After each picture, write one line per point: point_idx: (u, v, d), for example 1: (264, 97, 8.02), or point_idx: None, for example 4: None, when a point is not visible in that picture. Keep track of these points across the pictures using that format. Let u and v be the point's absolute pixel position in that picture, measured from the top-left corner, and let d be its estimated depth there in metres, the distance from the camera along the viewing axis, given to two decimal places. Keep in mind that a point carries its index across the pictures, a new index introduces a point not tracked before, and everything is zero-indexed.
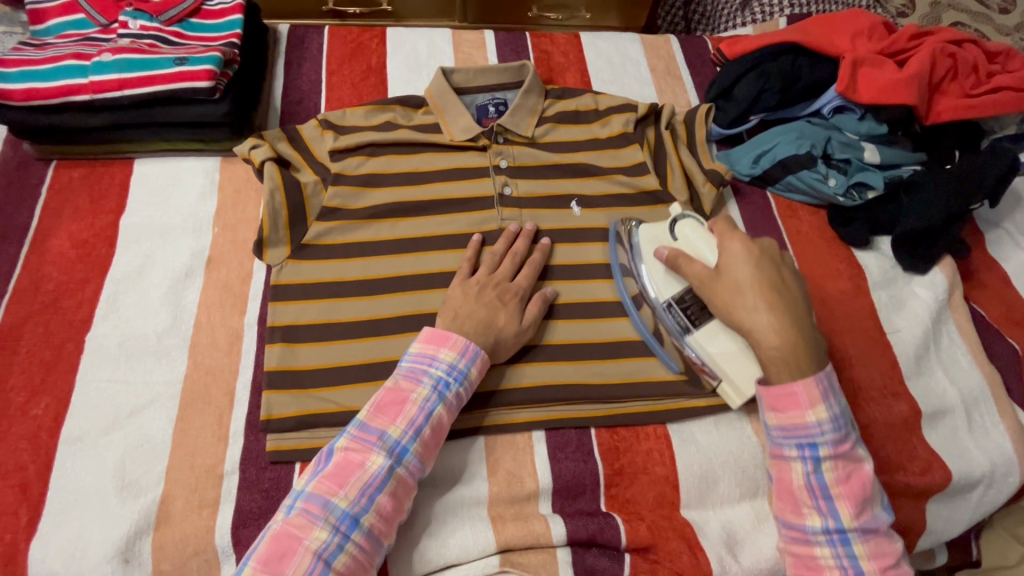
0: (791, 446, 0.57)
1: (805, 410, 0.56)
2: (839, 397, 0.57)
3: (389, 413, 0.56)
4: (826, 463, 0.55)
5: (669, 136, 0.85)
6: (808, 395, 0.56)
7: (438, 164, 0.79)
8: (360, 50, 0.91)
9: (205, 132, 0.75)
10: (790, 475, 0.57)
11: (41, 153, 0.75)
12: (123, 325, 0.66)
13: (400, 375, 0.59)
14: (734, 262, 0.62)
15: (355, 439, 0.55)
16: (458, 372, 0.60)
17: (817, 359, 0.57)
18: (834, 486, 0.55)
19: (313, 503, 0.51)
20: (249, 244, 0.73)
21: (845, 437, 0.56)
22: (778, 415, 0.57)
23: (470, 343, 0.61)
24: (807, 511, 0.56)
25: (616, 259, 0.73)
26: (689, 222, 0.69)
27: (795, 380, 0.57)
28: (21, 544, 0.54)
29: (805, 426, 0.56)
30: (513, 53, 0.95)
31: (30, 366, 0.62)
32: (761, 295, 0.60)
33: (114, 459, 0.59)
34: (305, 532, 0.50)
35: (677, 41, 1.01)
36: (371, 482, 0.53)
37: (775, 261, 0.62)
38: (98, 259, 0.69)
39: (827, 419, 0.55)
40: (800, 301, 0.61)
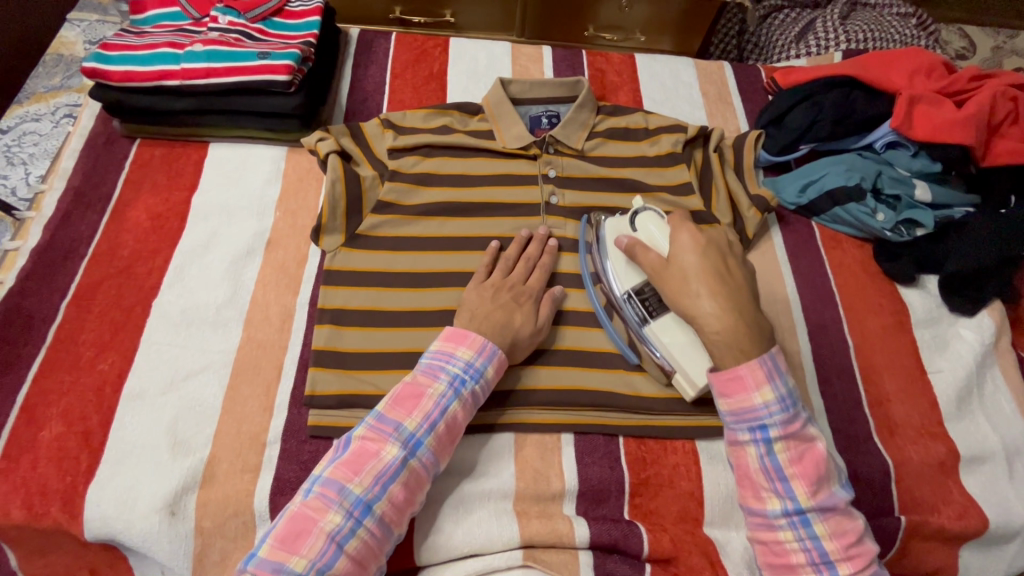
0: (744, 430, 0.56)
1: (752, 393, 0.56)
2: (786, 377, 0.57)
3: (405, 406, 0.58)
4: (777, 444, 0.55)
5: (716, 159, 0.86)
6: (754, 377, 0.56)
7: (489, 169, 0.82)
8: (424, 56, 0.96)
9: (277, 122, 0.80)
10: (746, 459, 0.56)
11: (127, 132, 0.81)
12: (187, 295, 0.70)
13: (419, 370, 0.61)
14: (682, 249, 0.64)
15: (372, 429, 0.56)
16: (475, 369, 0.61)
17: (766, 343, 0.58)
18: (788, 467, 0.55)
19: (329, 487, 0.53)
20: (306, 229, 0.77)
21: (794, 417, 0.56)
22: (728, 402, 0.57)
23: (488, 342, 0.63)
24: (766, 494, 0.55)
25: (584, 267, 0.74)
26: (648, 215, 0.70)
27: (740, 363, 0.57)
28: (80, 487, 0.58)
29: (753, 409, 0.56)
30: (568, 68, 0.98)
31: (101, 324, 0.67)
32: (704, 281, 0.61)
33: (169, 417, 0.62)
34: (320, 514, 0.52)
35: (731, 68, 1.02)
36: (385, 472, 0.54)
37: (721, 250, 0.64)
38: (169, 232, 0.74)
39: (774, 399, 0.55)
40: (744, 288, 0.62)
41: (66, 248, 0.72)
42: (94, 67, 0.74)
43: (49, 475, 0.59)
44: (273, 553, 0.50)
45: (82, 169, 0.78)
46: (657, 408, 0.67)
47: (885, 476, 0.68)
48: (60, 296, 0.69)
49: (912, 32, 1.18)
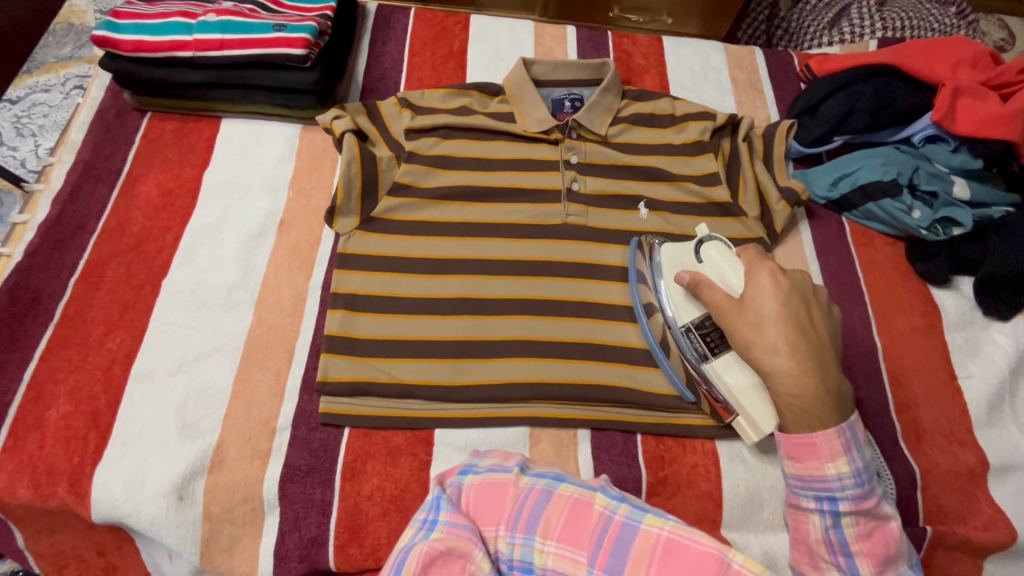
0: (809, 497, 0.54)
1: (825, 463, 0.53)
2: (865, 451, 0.54)
3: (579, 530, 0.47)
4: (845, 519, 0.53)
5: (745, 149, 0.83)
6: (829, 447, 0.53)
7: (510, 153, 0.80)
8: (444, 33, 0.92)
9: (291, 98, 0.77)
10: (807, 526, 0.54)
11: (138, 104, 0.79)
12: (197, 275, 0.69)
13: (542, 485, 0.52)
14: (762, 292, 0.59)
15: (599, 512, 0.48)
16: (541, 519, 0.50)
17: (846, 408, 0.55)
18: (855, 543, 0.52)
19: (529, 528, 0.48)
20: (320, 211, 0.75)
21: (868, 494, 0.53)
22: (797, 465, 0.54)
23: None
24: (825, 565, 0.53)
25: (633, 264, 0.72)
26: (716, 245, 0.65)
27: (817, 429, 0.54)
28: (88, 468, 0.57)
29: (824, 480, 0.53)
30: (593, 50, 0.94)
31: (111, 302, 0.66)
32: (788, 336, 0.56)
33: (178, 400, 0.61)
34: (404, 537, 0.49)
35: (763, 53, 0.98)
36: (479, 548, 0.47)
37: (803, 299, 0.59)
38: (179, 209, 0.72)
39: (849, 471, 0.52)
40: (827, 340, 0.58)
41: (74, 223, 0.70)
42: (105, 36, 0.71)
43: (58, 454, 0.58)
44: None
45: (91, 142, 0.76)
46: (679, 409, 0.65)
47: (911, 483, 0.66)
48: (69, 272, 0.67)
49: (951, 22, 1.13)
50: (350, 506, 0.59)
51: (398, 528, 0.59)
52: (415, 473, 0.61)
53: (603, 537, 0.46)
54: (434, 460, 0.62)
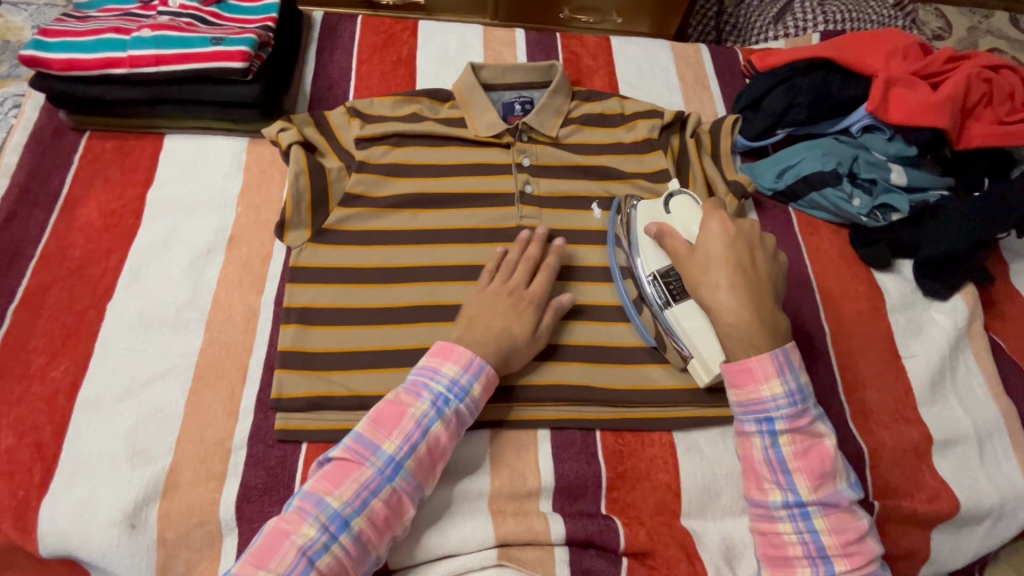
0: (750, 421, 0.57)
1: (761, 385, 0.56)
2: (798, 373, 0.57)
3: (341, 471, 0.53)
4: (783, 437, 0.56)
5: (693, 145, 0.85)
6: (764, 370, 0.56)
7: (461, 158, 0.80)
8: (392, 40, 0.92)
9: (236, 112, 0.76)
10: (751, 450, 0.57)
11: (76, 124, 0.76)
12: (144, 296, 0.67)
13: (350, 441, 0.55)
14: (713, 237, 0.63)
15: (350, 450, 0.54)
16: (396, 462, 0.54)
17: (778, 337, 0.58)
18: (792, 460, 0.56)
19: (308, 500, 0.51)
20: (271, 225, 0.74)
21: (802, 412, 0.56)
22: (738, 392, 0.58)
23: (475, 357, 0.60)
24: (768, 486, 0.56)
25: (614, 261, 0.73)
26: (683, 199, 0.71)
27: (749, 355, 0.57)
28: (33, 502, 0.56)
29: (761, 401, 0.56)
30: (542, 52, 0.95)
31: (52, 330, 0.64)
32: (730, 276, 0.60)
33: (127, 426, 0.60)
34: (295, 527, 0.50)
35: (708, 50, 1.00)
36: (367, 486, 0.53)
37: (749, 244, 0.63)
38: (124, 230, 0.71)
39: (782, 393, 0.56)
40: (769, 279, 0.61)
41: (12, 249, 0.68)
42: (34, 55, 0.69)
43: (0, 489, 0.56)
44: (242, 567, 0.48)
45: (27, 165, 0.74)
46: (636, 405, 0.66)
47: (860, 462, 0.68)
48: (7, 300, 0.65)
49: (889, 13, 1.17)
50: None
51: None
52: None
53: (369, 440, 0.55)
54: None
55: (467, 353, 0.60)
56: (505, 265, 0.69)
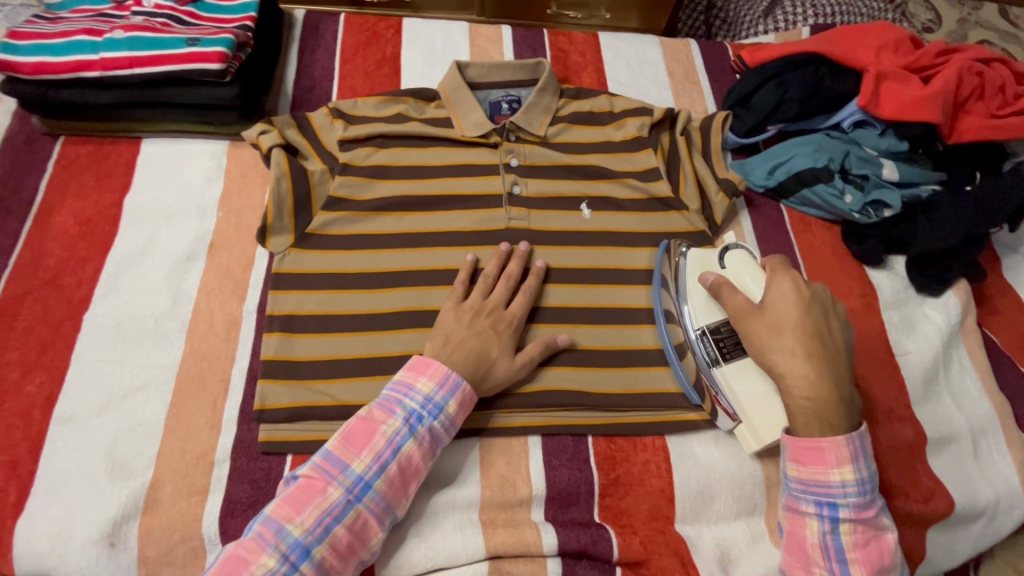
0: (810, 501, 0.56)
1: (830, 469, 0.55)
2: (869, 462, 0.56)
3: (304, 497, 0.52)
4: (844, 525, 0.55)
5: (683, 143, 0.84)
6: (836, 454, 0.55)
7: (447, 159, 0.78)
8: (375, 39, 0.90)
9: (214, 115, 0.73)
10: (804, 530, 0.56)
11: (49, 129, 0.74)
12: (121, 307, 0.65)
13: (315, 463, 0.53)
14: (778, 303, 0.60)
15: (317, 470, 0.53)
16: (366, 483, 0.53)
17: (842, 425, 0.56)
18: (850, 550, 0.54)
19: (268, 527, 0.50)
20: (252, 230, 0.72)
21: (868, 503, 0.55)
22: (800, 469, 0.56)
23: (451, 373, 0.59)
24: (818, 569, 0.55)
25: (658, 269, 0.72)
26: (739, 253, 0.68)
27: (824, 436, 0.56)
28: (8, 522, 0.54)
29: (828, 486, 0.55)
30: (529, 49, 0.93)
31: (27, 343, 0.62)
32: (808, 349, 0.57)
33: (105, 441, 0.58)
34: (255, 557, 0.49)
35: (698, 45, 0.98)
36: (331, 510, 0.52)
37: (822, 310, 0.60)
38: (100, 238, 0.69)
39: (853, 482, 0.55)
40: (843, 350, 0.59)
41: None
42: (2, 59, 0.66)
43: None
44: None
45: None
46: (629, 408, 0.65)
47: None
48: None
49: (879, 6, 1.16)
50: None
51: None
52: None
53: (337, 462, 0.53)
54: None
55: (444, 368, 0.59)
56: (480, 281, 0.68)
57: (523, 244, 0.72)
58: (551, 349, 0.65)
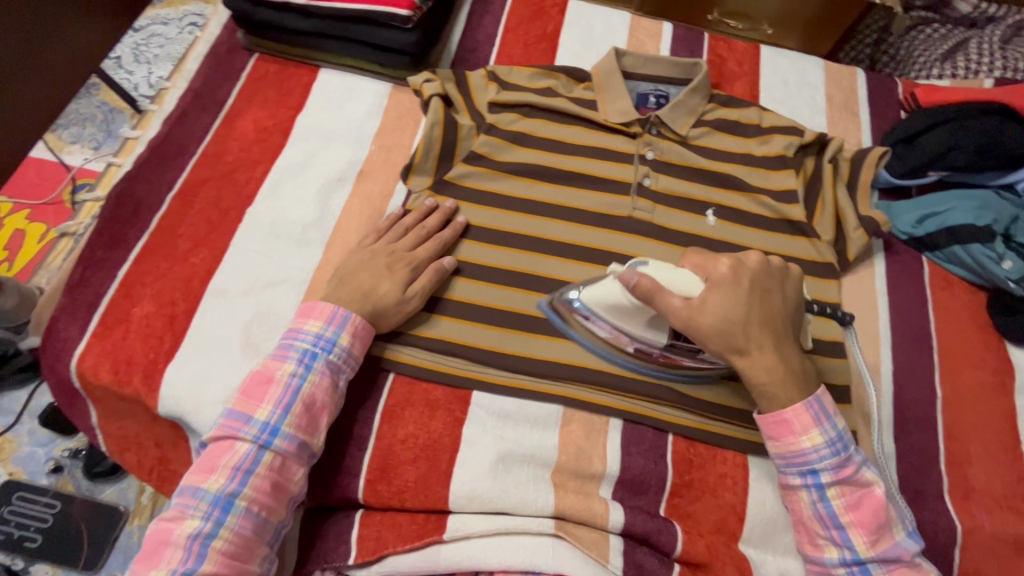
0: (794, 474, 0.58)
1: (799, 436, 0.57)
2: (837, 420, 0.57)
3: (214, 459, 0.55)
4: (831, 491, 0.56)
5: (829, 171, 0.81)
6: (800, 422, 0.57)
7: (586, 140, 0.80)
8: (540, 15, 0.93)
9: (389, 57, 0.80)
10: (800, 504, 0.58)
11: (248, 45, 0.84)
12: (277, 208, 0.73)
13: (217, 428, 0.56)
14: (713, 280, 0.58)
15: (222, 429, 0.56)
16: (273, 427, 0.56)
17: (811, 384, 0.59)
18: (844, 514, 0.56)
19: (186, 494, 0.53)
20: (397, 167, 0.78)
21: (847, 461, 0.56)
22: (777, 443, 0.58)
23: (336, 309, 0.62)
24: (823, 542, 0.57)
25: (561, 322, 0.66)
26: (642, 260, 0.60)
27: (789, 407, 0.58)
28: (161, 365, 0.63)
29: (802, 454, 0.57)
30: (686, 49, 0.93)
31: (200, 221, 0.71)
32: (748, 328, 0.57)
33: (245, 320, 0.66)
34: (179, 522, 0.52)
35: (866, 75, 0.93)
36: (242, 464, 0.54)
37: (762, 287, 0.59)
38: (271, 146, 0.77)
39: (823, 443, 0.56)
40: (782, 314, 0.60)
41: (178, 144, 0.76)
42: None
43: (136, 348, 0.63)
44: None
45: (203, 73, 0.82)
46: (714, 417, 0.65)
47: (948, 538, 0.64)
48: (167, 187, 0.72)
49: None
50: (384, 446, 0.62)
51: (426, 475, 0.60)
52: (448, 428, 0.63)
53: (237, 417, 0.56)
54: (468, 419, 0.63)
55: (330, 306, 0.62)
56: (395, 228, 0.70)
57: (448, 201, 0.73)
58: (444, 275, 0.67)
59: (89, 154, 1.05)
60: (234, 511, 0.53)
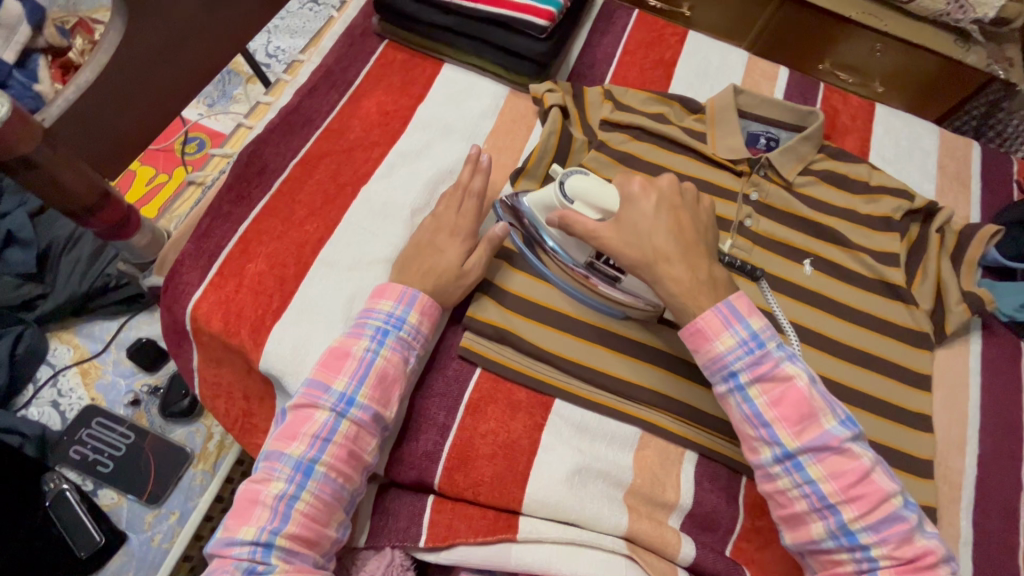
0: (718, 382, 0.57)
1: (714, 342, 0.57)
2: (752, 320, 0.57)
3: (295, 427, 0.56)
4: (752, 389, 0.56)
5: (936, 241, 0.79)
6: (712, 327, 0.57)
7: (692, 171, 0.81)
8: (659, 41, 0.94)
9: (515, 62, 0.82)
10: (730, 410, 0.57)
11: (380, 30, 0.87)
12: (389, 190, 0.75)
13: (298, 397, 0.58)
14: (627, 197, 0.62)
15: (303, 397, 0.58)
16: (349, 397, 0.57)
17: (722, 291, 0.59)
18: (767, 409, 0.55)
19: (271, 459, 0.55)
20: (506, 169, 0.80)
21: (764, 358, 0.56)
22: (698, 354, 0.58)
23: (406, 289, 0.63)
24: (757, 443, 0.56)
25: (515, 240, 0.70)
26: (574, 176, 0.63)
27: (700, 315, 0.58)
28: (268, 322, 0.65)
29: (719, 358, 0.57)
30: (800, 96, 0.93)
31: (318, 191, 0.74)
32: (654, 236, 0.60)
33: (348, 293, 0.68)
34: (265, 485, 0.54)
35: (981, 149, 0.91)
36: (321, 432, 0.56)
37: (675, 201, 0.62)
38: (392, 130, 0.80)
39: (736, 344, 0.56)
40: (694, 227, 0.62)
41: (306, 115, 0.79)
42: None
43: (247, 302, 0.66)
44: (227, 528, 0.53)
45: (336, 52, 0.86)
46: None
47: None
48: (291, 154, 0.76)
49: None
50: (464, 438, 0.63)
51: (503, 473, 0.61)
52: (528, 431, 0.63)
53: (315, 386, 0.58)
54: (547, 425, 0.64)
55: (400, 286, 0.63)
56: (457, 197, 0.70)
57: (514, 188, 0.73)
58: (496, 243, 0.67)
59: (204, 110, 1.11)
60: (315, 477, 0.54)
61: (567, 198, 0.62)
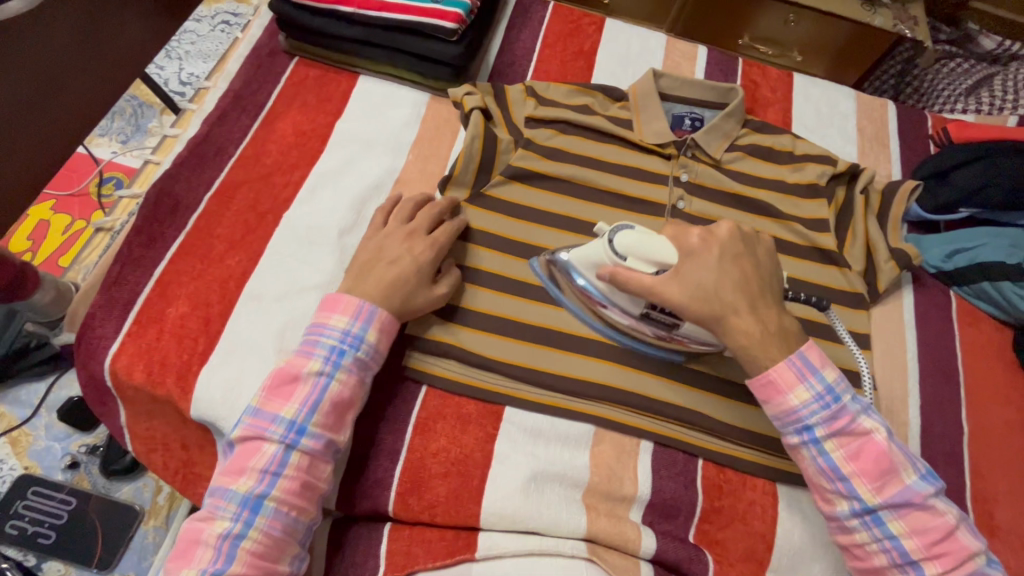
0: (791, 434, 0.57)
1: (788, 395, 0.56)
2: (825, 371, 0.56)
3: (243, 461, 0.53)
4: (828, 444, 0.55)
5: (861, 202, 0.81)
6: (785, 380, 0.56)
7: (622, 159, 0.80)
8: (577, 32, 0.94)
9: (432, 68, 0.80)
10: (804, 462, 0.57)
11: (290, 48, 0.84)
12: (313, 213, 0.73)
13: (243, 427, 0.55)
14: (685, 250, 0.58)
15: (250, 427, 0.55)
16: (301, 425, 0.55)
17: (793, 343, 0.58)
18: (845, 464, 0.54)
19: (215, 495, 0.53)
20: (434, 178, 0.78)
21: (840, 411, 0.55)
22: (769, 406, 0.57)
23: (361, 303, 0.60)
24: (833, 495, 0.55)
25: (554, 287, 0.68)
26: (624, 231, 0.58)
27: (772, 367, 0.56)
28: (194, 368, 0.62)
29: (793, 412, 0.56)
30: (721, 73, 0.94)
31: (237, 223, 0.70)
32: (721, 291, 0.57)
33: (279, 325, 0.65)
34: (208, 523, 0.52)
35: (896, 108, 0.94)
36: (270, 466, 0.53)
37: (733, 251, 0.59)
38: (310, 151, 0.77)
39: (811, 397, 0.55)
40: (756, 275, 0.59)
41: (217, 144, 0.76)
42: None
43: (171, 349, 0.63)
44: (167, 571, 0.50)
45: (244, 76, 0.82)
46: (745, 443, 0.64)
47: None
48: (205, 187, 0.72)
49: None
50: (415, 459, 0.61)
51: (457, 490, 0.60)
52: (479, 443, 0.62)
53: (266, 414, 0.55)
54: (499, 435, 0.63)
55: (353, 300, 0.60)
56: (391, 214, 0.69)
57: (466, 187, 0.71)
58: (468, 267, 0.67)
59: (118, 147, 1.06)
60: (264, 512, 0.52)
61: (619, 256, 0.58)
